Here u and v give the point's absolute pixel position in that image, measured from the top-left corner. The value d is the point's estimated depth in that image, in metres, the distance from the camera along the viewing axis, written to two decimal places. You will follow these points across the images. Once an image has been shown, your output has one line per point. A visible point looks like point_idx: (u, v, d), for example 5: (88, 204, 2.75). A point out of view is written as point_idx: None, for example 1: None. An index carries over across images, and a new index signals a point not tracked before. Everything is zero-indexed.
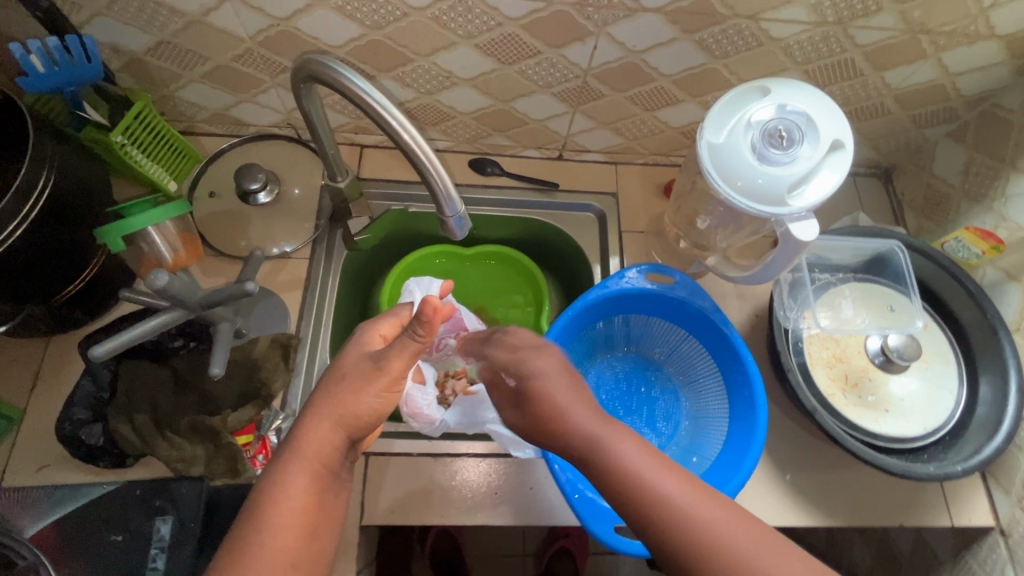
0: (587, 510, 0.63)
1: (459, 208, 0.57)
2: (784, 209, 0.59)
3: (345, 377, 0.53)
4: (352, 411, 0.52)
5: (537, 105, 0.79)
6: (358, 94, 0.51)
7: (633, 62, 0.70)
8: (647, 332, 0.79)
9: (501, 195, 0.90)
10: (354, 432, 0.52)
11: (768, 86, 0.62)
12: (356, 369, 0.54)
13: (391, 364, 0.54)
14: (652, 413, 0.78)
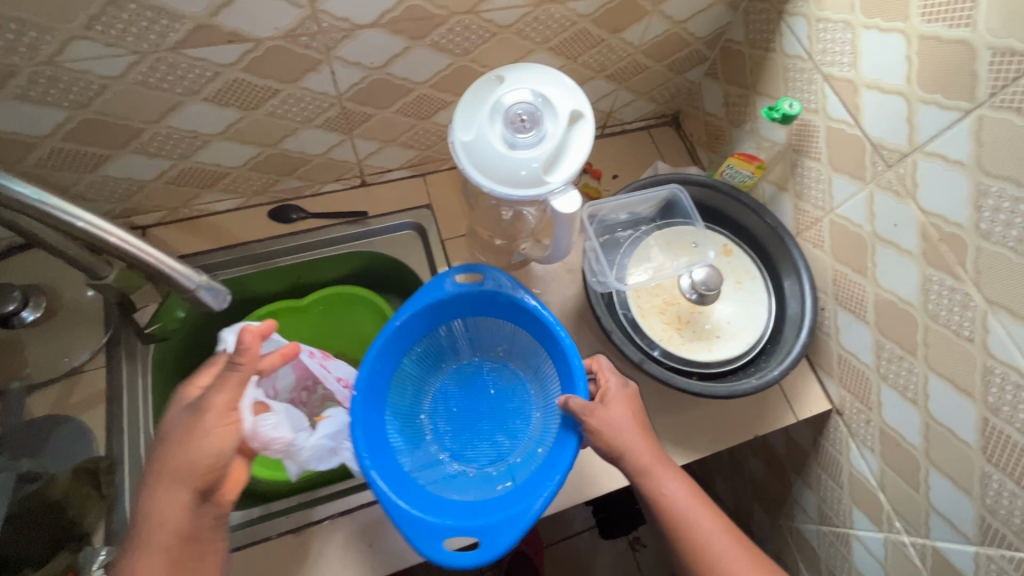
0: (416, 533, 0.61)
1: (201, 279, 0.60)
2: (545, 188, 0.60)
3: (167, 437, 0.54)
4: (188, 463, 0.53)
5: (308, 141, 0.75)
6: (30, 202, 0.49)
7: (380, 77, 0.69)
8: (480, 331, 0.79)
9: (312, 237, 0.86)
10: (196, 483, 0.53)
11: (502, 74, 0.63)
12: (179, 423, 0.55)
13: (211, 400, 0.55)
14: (503, 411, 0.77)
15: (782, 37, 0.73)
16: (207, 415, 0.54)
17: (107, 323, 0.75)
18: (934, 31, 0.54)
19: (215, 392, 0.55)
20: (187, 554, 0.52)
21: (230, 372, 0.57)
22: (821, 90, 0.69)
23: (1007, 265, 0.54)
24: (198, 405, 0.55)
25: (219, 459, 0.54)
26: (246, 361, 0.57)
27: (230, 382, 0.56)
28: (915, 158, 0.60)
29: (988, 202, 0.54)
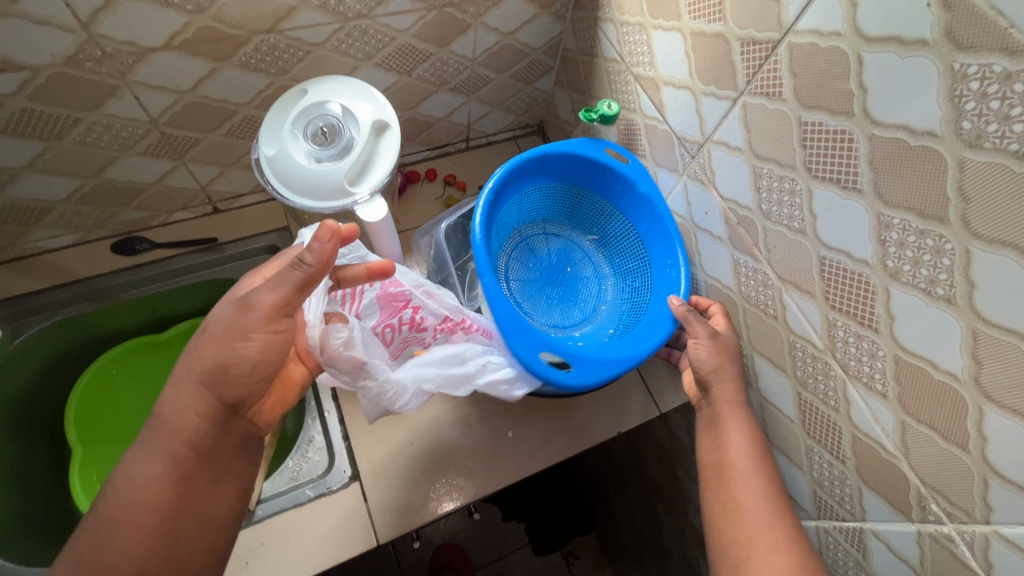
0: (508, 325, 0.62)
1: None
2: (349, 198, 0.60)
3: (213, 323, 0.55)
4: (221, 356, 0.53)
5: (135, 169, 0.74)
6: None
7: (195, 100, 0.68)
8: (590, 212, 0.79)
9: (162, 267, 0.83)
10: (224, 388, 0.55)
11: (305, 87, 0.63)
12: (222, 316, 0.54)
13: (258, 298, 0.53)
14: (568, 289, 0.78)
15: (600, 43, 0.76)
16: (249, 314, 0.53)
17: None
18: (699, 27, 0.57)
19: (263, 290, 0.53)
20: (195, 470, 0.56)
21: (290, 270, 0.53)
22: (634, 90, 0.72)
23: (785, 243, 0.56)
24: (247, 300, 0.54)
25: (248, 368, 0.54)
26: (312, 268, 0.52)
27: (276, 284, 0.53)
28: (708, 148, 0.63)
29: (762, 184, 0.57)
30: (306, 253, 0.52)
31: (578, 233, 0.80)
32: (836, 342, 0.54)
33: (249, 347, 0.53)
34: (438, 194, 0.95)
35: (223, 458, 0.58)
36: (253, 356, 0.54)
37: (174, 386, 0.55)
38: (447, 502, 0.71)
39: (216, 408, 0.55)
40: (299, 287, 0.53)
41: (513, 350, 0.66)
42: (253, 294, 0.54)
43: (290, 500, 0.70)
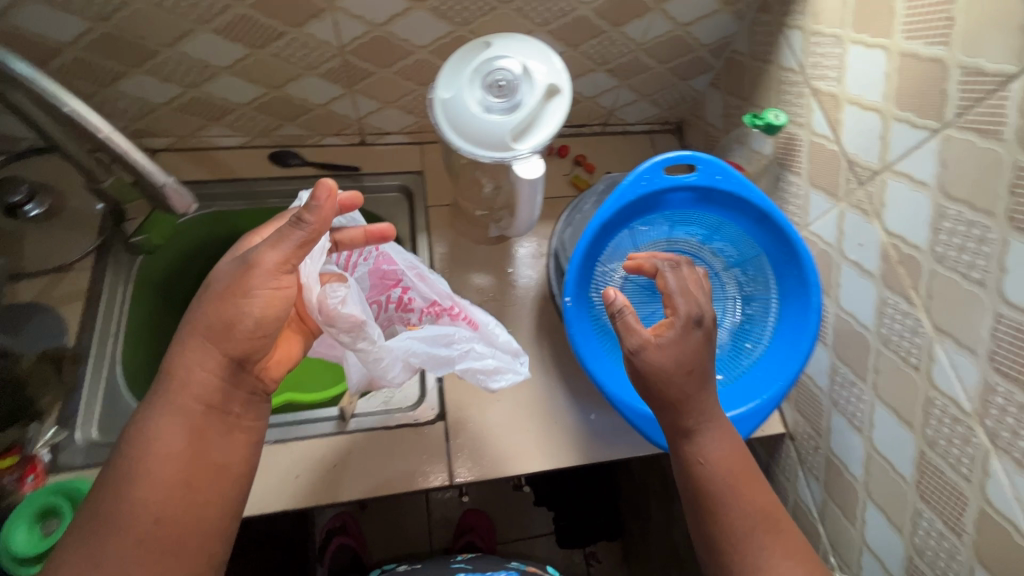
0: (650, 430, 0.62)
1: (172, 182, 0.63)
2: (509, 153, 0.62)
3: (215, 282, 0.53)
4: (220, 319, 0.52)
5: (311, 89, 0.80)
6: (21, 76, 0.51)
7: (381, 35, 0.72)
8: (687, 220, 0.71)
9: (307, 183, 0.90)
10: (227, 345, 0.53)
11: (490, 40, 0.65)
12: (224, 273, 0.53)
13: (260, 257, 0.53)
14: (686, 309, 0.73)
15: (779, 50, 0.74)
16: (252, 274, 0.52)
17: (102, 229, 0.81)
18: (913, 48, 0.54)
19: (265, 249, 0.53)
20: (208, 421, 0.54)
21: (290, 228, 0.53)
22: (808, 105, 0.69)
23: (952, 291, 0.53)
24: (248, 259, 0.53)
25: (255, 327, 0.54)
26: (312, 224, 0.52)
27: (278, 244, 0.53)
28: (885, 177, 0.59)
29: (942, 226, 0.53)
30: (304, 211, 0.52)
31: (679, 243, 0.73)
32: (991, 408, 0.50)
33: (254, 302, 0.53)
34: (566, 171, 0.96)
35: (236, 407, 0.57)
36: (256, 311, 0.53)
37: (182, 344, 0.53)
38: (458, 478, 0.72)
39: (225, 364, 0.54)
40: (302, 246, 0.53)
41: (498, 337, 0.69)
42: (253, 253, 0.53)
43: (380, 423, 0.75)
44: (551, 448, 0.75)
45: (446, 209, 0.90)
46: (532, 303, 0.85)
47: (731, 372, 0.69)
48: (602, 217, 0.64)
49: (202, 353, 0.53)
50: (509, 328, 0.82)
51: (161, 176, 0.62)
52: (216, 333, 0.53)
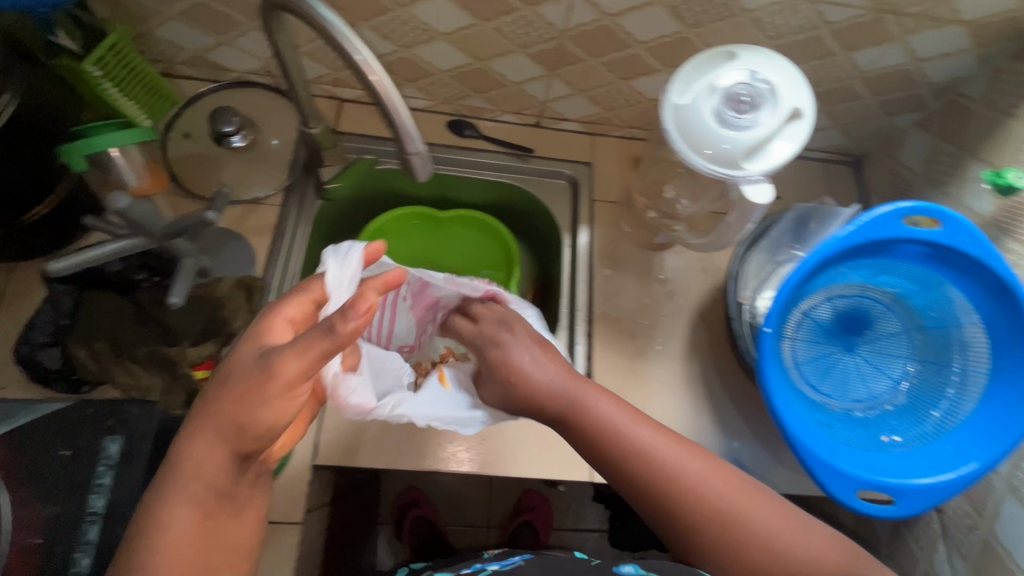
0: (828, 478, 0.61)
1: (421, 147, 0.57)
2: (739, 171, 0.60)
3: (228, 381, 0.46)
4: (233, 421, 0.45)
5: (514, 67, 0.79)
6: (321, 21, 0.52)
7: (607, 25, 0.70)
8: (892, 272, 0.68)
9: (478, 156, 0.90)
10: (241, 442, 0.46)
11: (735, 52, 0.63)
12: (246, 370, 0.46)
13: (276, 366, 0.44)
14: (865, 360, 0.71)
15: None
16: (267, 385, 0.45)
17: (291, 171, 0.84)
18: None
19: (282, 359, 0.44)
20: (219, 507, 0.46)
21: (319, 337, 0.44)
22: None
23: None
24: (267, 362, 0.45)
25: (266, 433, 0.46)
26: (342, 335, 0.43)
27: (300, 351, 0.44)
28: None
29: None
30: (340, 320, 0.43)
31: (873, 292, 0.70)
32: None
33: (270, 413, 0.45)
34: None
35: (243, 488, 0.49)
36: (277, 414, 0.46)
37: (187, 441, 0.45)
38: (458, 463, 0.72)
39: (228, 461, 0.46)
40: (329, 354, 0.44)
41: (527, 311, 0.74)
42: (273, 360, 0.45)
43: None
44: None
45: (611, 207, 0.89)
46: (686, 317, 0.83)
47: (909, 433, 0.66)
48: (819, 254, 0.62)
49: (218, 454, 0.45)
50: (660, 338, 0.82)
51: (417, 141, 0.56)
52: (222, 431, 0.45)
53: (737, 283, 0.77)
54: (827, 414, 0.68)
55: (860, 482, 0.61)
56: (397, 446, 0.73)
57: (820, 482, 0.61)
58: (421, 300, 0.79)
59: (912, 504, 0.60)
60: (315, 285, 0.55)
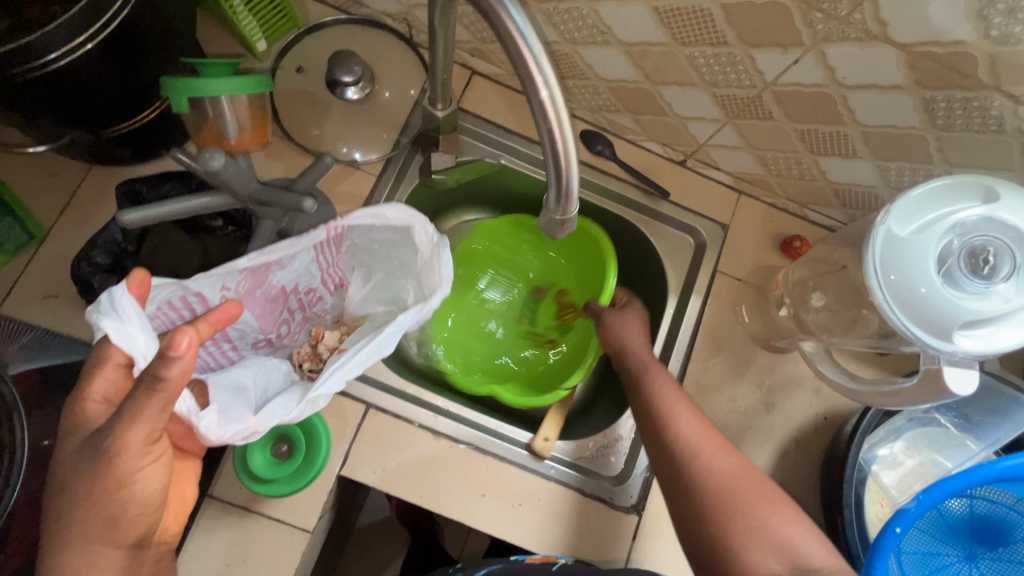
0: None
1: (571, 209, 0.44)
2: (943, 344, 0.47)
3: (68, 485, 0.41)
4: (103, 517, 0.42)
5: (687, 100, 0.66)
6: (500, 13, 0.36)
7: (830, 94, 0.56)
8: None
9: (603, 180, 0.78)
10: (117, 535, 0.43)
11: (1000, 189, 0.48)
12: (77, 463, 0.41)
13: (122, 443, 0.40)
14: (980, 574, 0.59)
15: None
16: (117, 463, 0.40)
17: (398, 140, 0.74)
18: None
19: (119, 432, 0.39)
20: None
21: (144, 392, 0.38)
22: None
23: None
24: (103, 443, 0.40)
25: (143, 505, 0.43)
26: (170, 384, 0.38)
27: (139, 420, 0.39)
28: None
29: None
30: (161, 369, 0.38)
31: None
32: None
33: (138, 485, 0.42)
34: None
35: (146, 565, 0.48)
36: (146, 489, 0.43)
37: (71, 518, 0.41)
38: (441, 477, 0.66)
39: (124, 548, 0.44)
40: (167, 404, 0.40)
41: (388, 216, 0.60)
42: (105, 435, 0.39)
43: (577, 484, 0.69)
44: None
45: (735, 284, 0.76)
46: (780, 439, 0.72)
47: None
48: None
49: (105, 553, 0.43)
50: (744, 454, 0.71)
51: (573, 207, 0.44)
52: (86, 525, 0.41)
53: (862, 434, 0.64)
54: None
55: None
56: (427, 484, 0.66)
57: None
58: (259, 295, 0.62)
59: None
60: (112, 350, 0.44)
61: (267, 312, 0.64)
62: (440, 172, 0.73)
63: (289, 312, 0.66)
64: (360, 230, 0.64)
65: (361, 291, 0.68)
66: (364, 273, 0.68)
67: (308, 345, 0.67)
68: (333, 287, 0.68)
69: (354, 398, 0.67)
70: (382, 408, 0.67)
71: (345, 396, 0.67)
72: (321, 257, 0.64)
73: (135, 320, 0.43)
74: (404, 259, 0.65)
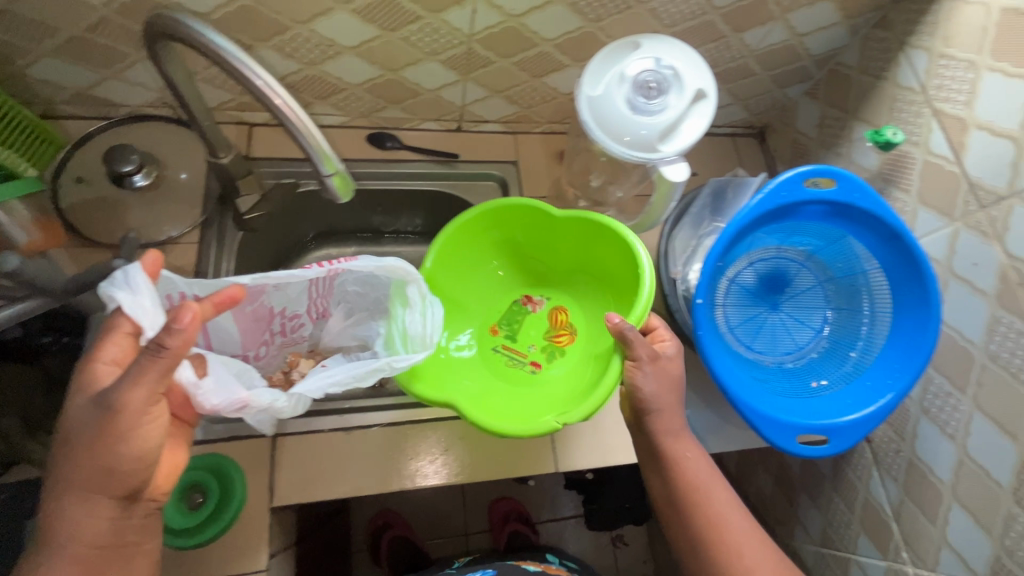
0: (769, 428, 0.65)
1: (338, 170, 0.55)
2: (655, 154, 0.64)
3: (78, 437, 0.48)
4: (100, 469, 0.49)
5: (427, 74, 0.79)
6: (215, 49, 0.50)
7: (514, 26, 0.72)
8: (799, 231, 0.74)
9: (403, 168, 0.89)
10: (112, 488, 0.50)
11: (639, 41, 0.65)
12: (84, 422, 0.48)
13: (123, 401, 0.47)
14: (788, 313, 0.77)
15: (897, 68, 0.76)
16: (120, 418, 0.48)
17: (205, 206, 0.80)
18: None
19: (126, 390, 0.47)
20: (104, 562, 0.52)
21: (149, 358, 0.46)
22: (926, 124, 0.71)
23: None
24: (108, 403, 0.48)
25: (136, 464, 0.50)
26: (174, 350, 0.47)
27: (139, 381, 0.47)
28: (1012, 203, 0.62)
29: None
30: (166, 335, 0.46)
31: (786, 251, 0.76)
32: None
33: (137, 439, 0.50)
34: None
35: (132, 534, 0.54)
36: (145, 443, 0.51)
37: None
38: (363, 466, 0.71)
39: (115, 502, 0.51)
40: (164, 372, 0.48)
41: (386, 265, 0.64)
42: (112, 398, 0.47)
43: None
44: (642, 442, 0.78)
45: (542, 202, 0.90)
46: None
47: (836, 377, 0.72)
48: (736, 224, 0.67)
49: (102, 505, 0.51)
50: None
51: (336, 165, 0.55)
52: (88, 480, 0.49)
53: (668, 259, 0.82)
54: (762, 369, 0.73)
55: (797, 427, 0.66)
56: (356, 475, 0.70)
57: (763, 433, 0.65)
58: (248, 313, 0.68)
59: (844, 440, 0.65)
60: (123, 321, 0.52)
61: (251, 326, 0.71)
62: (252, 212, 0.80)
63: (274, 331, 0.73)
64: (349, 278, 0.70)
65: (340, 323, 0.76)
66: (347, 309, 0.75)
67: (280, 370, 0.76)
68: (316, 318, 0.75)
69: (257, 436, 0.70)
70: (287, 431, 0.70)
71: (246, 440, 0.69)
72: (313, 290, 0.71)
73: (145, 295, 0.52)
74: (384, 303, 0.73)
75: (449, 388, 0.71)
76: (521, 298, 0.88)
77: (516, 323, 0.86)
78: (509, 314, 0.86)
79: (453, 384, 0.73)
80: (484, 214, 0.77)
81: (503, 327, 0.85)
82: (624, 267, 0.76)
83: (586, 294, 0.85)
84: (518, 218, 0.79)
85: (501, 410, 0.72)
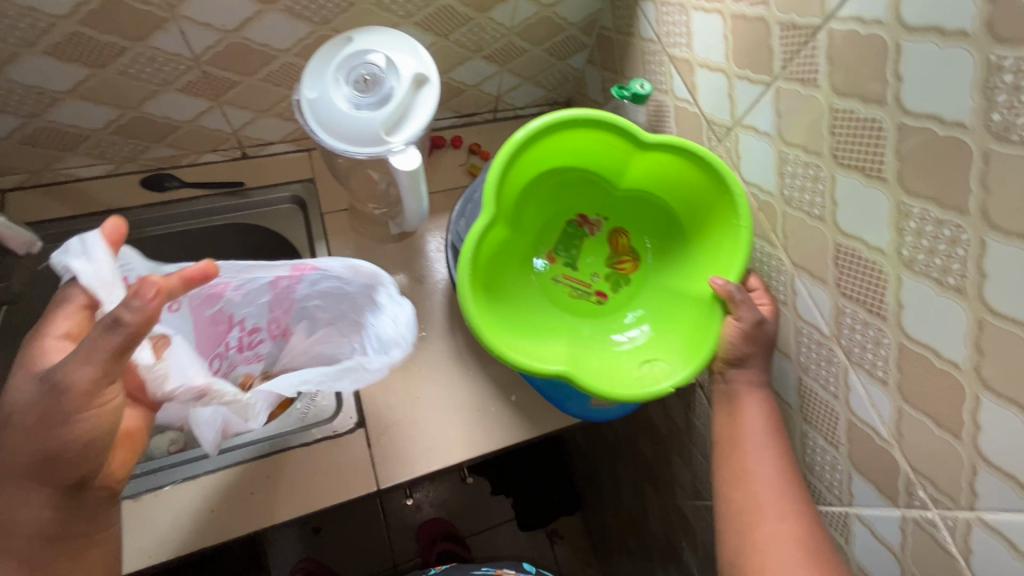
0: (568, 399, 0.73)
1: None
2: (387, 145, 0.62)
3: (14, 416, 0.48)
4: (43, 454, 0.48)
5: (173, 105, 0.76)
6: None
7: (236, 42, 0.70)
8: None
9: (186, 207, 0.85)
10: (55, 479, 0.50)
11: (351, 36, 0.64)
12: (24, 405, 0.48)
13: (69, 381, 0.47)
14: None
15: (638, 23, 0.77)
16: (66, 400, 0.47)
17: None
18: (741, 10, 0.58)
19: (71, 367, 0.47)
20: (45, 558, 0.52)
21: (104, 334, 0.47)
22: (668, 71, 0.73)
23: (933, 150, 0.43)
24: (53, 382, 0.47)
25: (83, 448, 0.50)
26: (133, 328, 0.47)
27: (89, 358, 0.47)
28: (737, 133, 0.64)
29: (1001, 79, 0.38)
30: (123, 311, 0.46)
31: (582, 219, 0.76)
32: (843, 329, 0.55)
33: (80, 425, 0.49)
34: (461, 161, 0.95)
35: (87, 517, 0.54)
36: (87, 430, 0.49)
37: None
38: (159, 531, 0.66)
39: (55, 492, 0.51)
40: (121, 351, 0.47)
41: (361, 269, 0.66)
42: (60, 375, 0.47)
43: (295, 441, 0.72)
44: (468, 437, 0.75)
45: (343, 215, 0.87)
46: (442, 297, 0.84)
47: None
48: None
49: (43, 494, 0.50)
50: (422, 325, 0.82)
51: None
52: (28, 469, 0.49)
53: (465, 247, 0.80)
54: None
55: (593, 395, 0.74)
56: (150, 542, 0.65)
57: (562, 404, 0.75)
58: (207, 317, 0.70)
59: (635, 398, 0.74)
60: (78, 292, 0.54)
61: (210, 336, 0.72)
62: None
63: (238, 345, 0.76)
64: (313, 296, 0.75)
65: (301, 343, 0.78)
66: (309, 326, 0.78)
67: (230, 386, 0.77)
68: (277, 335, 0.78)
69: None
70: None
71: None
72: (279, 304, 0.75)
73: (101, 261, 0.54)
74: (353, 306, 0.72)
75: (545, 349, 0.64)
76: (576, 218, 0.77)
77: (575, 249, 0.76)
78: (565, 239, 0.76)
79: (540, 337, 0.66)
80: (526, 151, 0.65)
81: (561, 253, 0.76)
82: (711, 198, 0.64)
83: (663, 226, 0.73)
84: (586, 143, 0.68)
85: (594, 359, 0.66)
